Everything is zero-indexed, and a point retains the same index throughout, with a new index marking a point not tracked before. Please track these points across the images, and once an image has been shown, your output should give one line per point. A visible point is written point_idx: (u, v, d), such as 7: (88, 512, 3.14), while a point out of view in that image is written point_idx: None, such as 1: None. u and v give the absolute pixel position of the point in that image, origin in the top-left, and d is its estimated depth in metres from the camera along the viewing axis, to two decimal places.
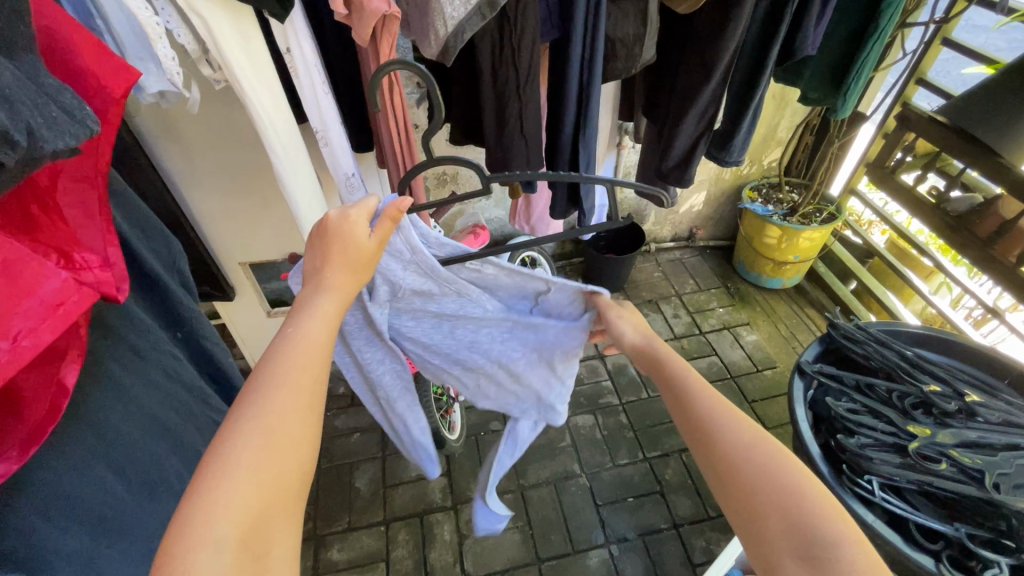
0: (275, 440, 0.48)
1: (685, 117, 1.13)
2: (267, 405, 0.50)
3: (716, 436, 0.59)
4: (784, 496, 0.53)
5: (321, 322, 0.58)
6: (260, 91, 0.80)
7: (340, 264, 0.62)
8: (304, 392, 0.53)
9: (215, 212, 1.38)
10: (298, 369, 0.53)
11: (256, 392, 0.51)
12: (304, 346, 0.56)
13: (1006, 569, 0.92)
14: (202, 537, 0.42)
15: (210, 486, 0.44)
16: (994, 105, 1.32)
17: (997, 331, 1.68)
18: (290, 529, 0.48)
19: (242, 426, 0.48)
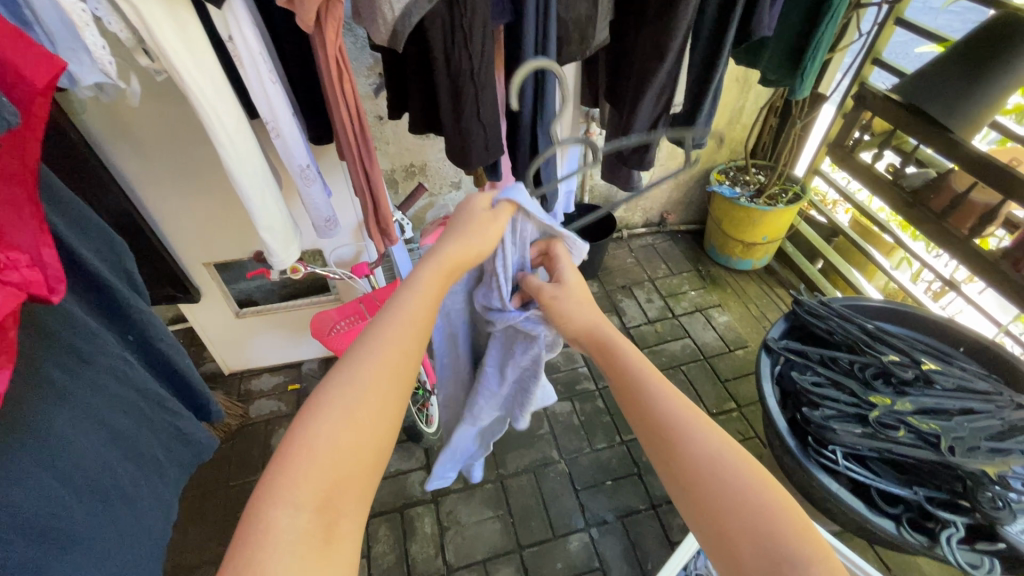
0: (357, 416, 0.52)
1: (644, 99, 1.14)
2: (352, 385, 0.54)
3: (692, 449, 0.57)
4: (757, 514, 0.52)
5: (412, 309, 0.63)
6: (201, 82, 0.77)
7: (438, 261, 0.68)
8: (388, 376, 0.56)
9: (175, 211, 1.34)
10: (384, 352, 0.57)
11: (345, 368, 0.55)
12: (395, 331, 0.60)
13: (962, 528, 0.98)
14: (285, 498, 0.47)
15: (297, 451, 0.49)
16: (946, 81, 1.35)
17: (954, 302, 1.76)
18: (361, 501, 0.51)
19: (330, 401, 0.53)
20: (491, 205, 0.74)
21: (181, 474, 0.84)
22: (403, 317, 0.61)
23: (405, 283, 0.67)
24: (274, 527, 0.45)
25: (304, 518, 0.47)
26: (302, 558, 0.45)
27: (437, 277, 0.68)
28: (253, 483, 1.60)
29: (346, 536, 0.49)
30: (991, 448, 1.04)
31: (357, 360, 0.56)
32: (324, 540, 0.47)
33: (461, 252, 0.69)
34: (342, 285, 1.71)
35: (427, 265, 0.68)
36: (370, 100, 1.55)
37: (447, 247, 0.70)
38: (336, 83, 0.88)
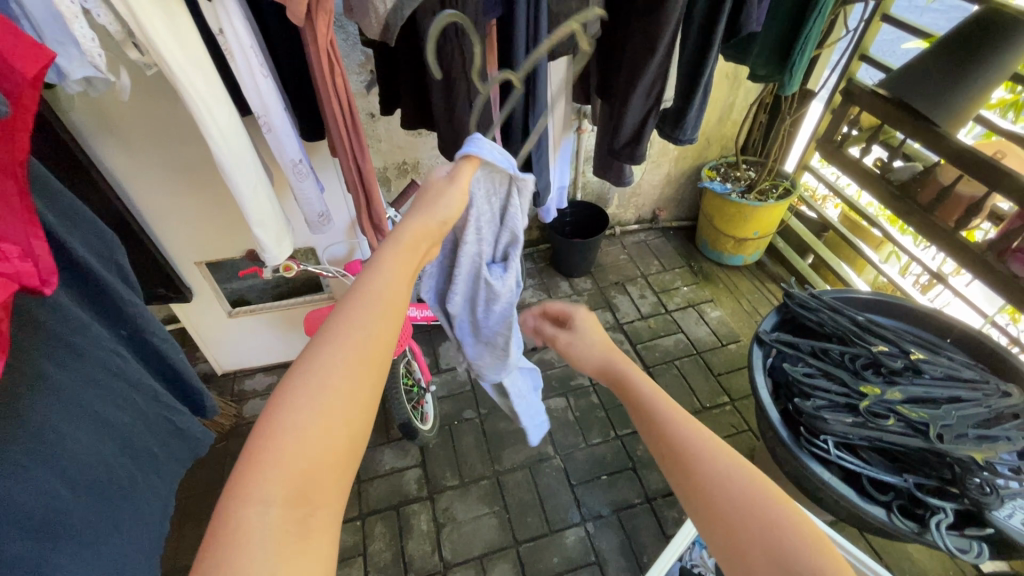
0: (331, 397, 0.47)
1: (635, 93, 1.15)
2: (320, 364, 0.48)
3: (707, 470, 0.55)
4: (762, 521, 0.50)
5: (382, 282, 0.58)
6: (192, 75, 0.77)
7: (400, 235, 0.66)
8: (364, 352, 0.51)
9: (164, 209, 1.33)
10: (359, 328, 0.52)
11: (317, 347, 0.50)
12: (372, 305, 0.54)
13: (951, 513, 0.99)
14: (252, 494, 0.41)
15: (265, 441, 0.44)
16: (932, 76, 1.37)
17: (942, 295, 1.78)
18: (339, 492, 0.46)
19: (302, 383, 0.47)
20: (447, 174, 0.76)
21: (177, 470, 0.84)
22: (374, 291, 0.56)
23: (373, 258, 0.61)
24: (244, 529, 0.40)
25: (274, 513, 0.42)
26: (275, 559, 0.40)
27: (405, 251, 0.64)
28: None
29: (321, 531, 0.43)
30: (977, 435, 1.06)
31: (325, 338, 0.50)
32: (297, 537, 0.42)
33: (430, 224, 0.70)
34: (336, 283, 1.71)
35: (394, 240, 0.65)
36: (362, 97, 1.55)
37: (415, 223, 0.68)
38: (327, 77, 0.88)
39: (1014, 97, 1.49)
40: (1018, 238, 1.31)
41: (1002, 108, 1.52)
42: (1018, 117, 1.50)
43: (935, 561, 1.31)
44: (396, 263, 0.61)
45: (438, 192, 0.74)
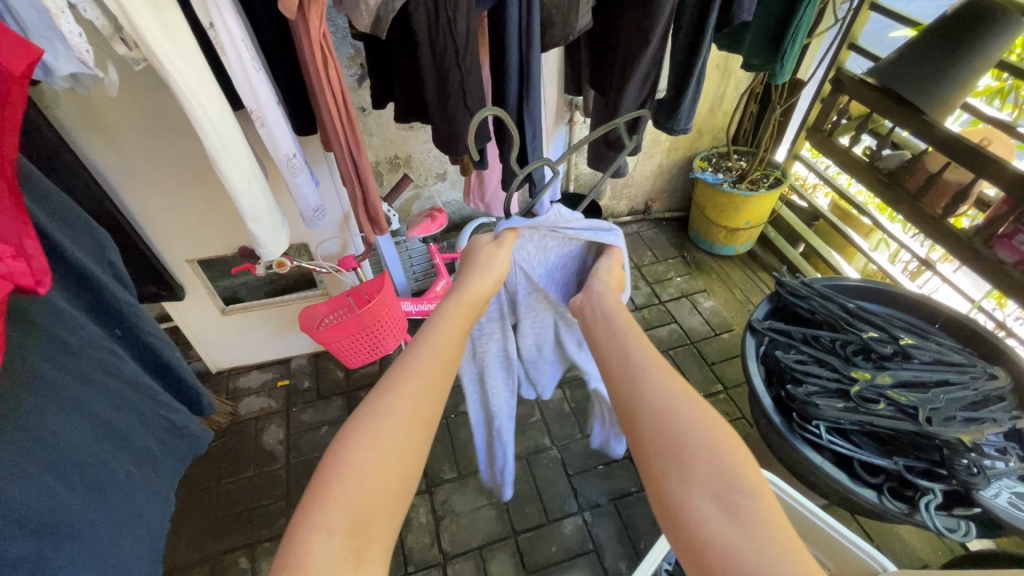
0: (388, 438, 0.54)
1: (629, 84, 1.15)
2: (384, 411, 0.56)
3: (640, 378, 0.62)
4: (693, 432, 0.54)
5: (437, 345, 0.65)
6: (183, 70, 0.76)
7: (460, 298, 0.75)
8: (420, 401, 0.58)
9: (155, 207, 1.32)
10: (419, 380, 0.59)
11: (379, 394, 0.58)
12: (426, 360, 0.63)
13: (940, 494, 1.02)
14: (320, 520, 0.47)
15: (335, 473, 0.50)
16: (920, 64, 1.39)
17: (931, 281, 1.81)
18: (391, 526, 0.51)
19: (369, 423, 0.54)
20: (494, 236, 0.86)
21: (176, 467, 0.84)
22: (427, 349, 0.64)
23: (430, 321, 0.71)
24: (309, 551, 0.45)
25: (337, 542, 0.46)
26: None
27: (457, 317, 0.72)
28: (245, 480, 1.59)
29: (374, 563, 0.48)
30: (965, 417, 1.09)
31: (388, 394, 0.57)
32: (354, 563, 0.46)
33: (486, 285, 0.79)
34: (330, 279, 1.70)
35: (450, 306, 0.74)
36: (352, 91, 1.55)
37: (475, 282, 0.78)
38: (320, 72, 0.88)
39: (1000, 84, 1.51)
40: (1003, 223, 1.33)
41: (988, 96, 1.55)
42: (1004, 104, 1.52)
43: (925, 542, 1.34)
44: (448, 327, 0.69)
45: (490, 255, 0.83)
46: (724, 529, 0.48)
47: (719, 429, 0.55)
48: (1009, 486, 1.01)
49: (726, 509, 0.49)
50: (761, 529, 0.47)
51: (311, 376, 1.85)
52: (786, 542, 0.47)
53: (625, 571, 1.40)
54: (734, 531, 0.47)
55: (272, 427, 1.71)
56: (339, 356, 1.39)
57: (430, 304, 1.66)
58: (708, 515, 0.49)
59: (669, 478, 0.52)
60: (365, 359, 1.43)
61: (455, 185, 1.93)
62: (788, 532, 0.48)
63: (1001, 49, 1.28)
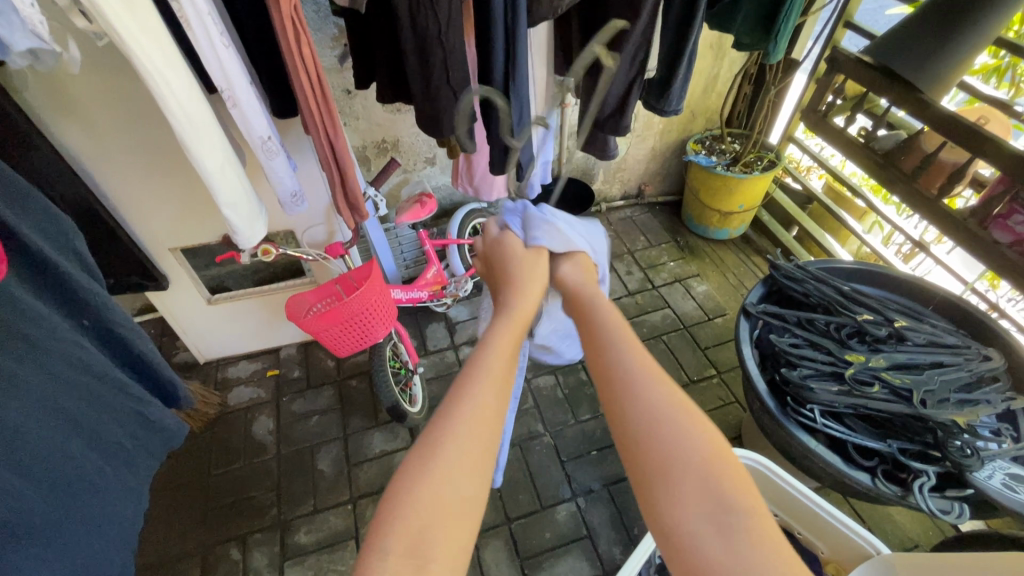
0: (451, 460, 0.50)
1: (618, 62, 1.11)
2: (448, 431, 0.51)
3: (627, 384, 0.56)
4: (685, 451, 0.51)
5: (493, 374, 0.57)
6: (147, 46, 0.71)
7: (510, 315, 0.65)
8: (483, 420, 0.53)
9: (133, 193, 1.28)
10: (485, 398, 0.54)
11: (444, 411, 0.53)
12: (490, 374, 0.56)
13: (934, 476, 1.01)
14: (379, 542, 0.46)
15: (397, 494, 0.48)
16: (916, 41, 1.36)
17: (923, 263, 1.81)
18: (453, 551, 0.47)
19: (434, 442, 0.51)
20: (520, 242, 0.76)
21: (151, 462, 0.81)
22: (489, 363, 0.58)
23: (481, 343, 0.61)
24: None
25: (394, 563, 0.44)
26: None
27: (508, 338, 0.62)
28: (234, 471, 1.57)
29: None
30: (959, 399, 1.09)
31: (445, 444, 0.50)
32: None
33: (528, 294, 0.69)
34: (317, 267, 1.67)
35: (500, 326, 0.63)
36: (335, 72, 1.50)
37: (517, 296, 0.68)
38: (293, 47, 0.83)
39: (997, 62, 1.49)
40: (1000, 203, 1.32)
41: (985, 74, 1.52)
42: (1000, 82, 1.50)
43: (915, 522, 1.35)
44: (500, 351, 0.60)
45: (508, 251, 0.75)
46: (717, 552, 0.47)
47: (708, 440, 0.52)
48: (1002, 468, 1.01)
49: (722, 529, 0.48)
50: (754, 555, 0.46)
51: (301, 366, 1.83)
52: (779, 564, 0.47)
53: (619, 556, 1.40)
54: (726, 555, 0.47)
55: (262, 417, 1.69)
56: (327, 345, 1.34)
57: (421, 291, 1.64)
58: (702, 535, 0.48)
59: (660, 502, 0.50)
60: (354, 348, 1.39)
61: (445, 169, 1.89)
62: (782, 550, 0.47)
63: (997, 25, 1.26)
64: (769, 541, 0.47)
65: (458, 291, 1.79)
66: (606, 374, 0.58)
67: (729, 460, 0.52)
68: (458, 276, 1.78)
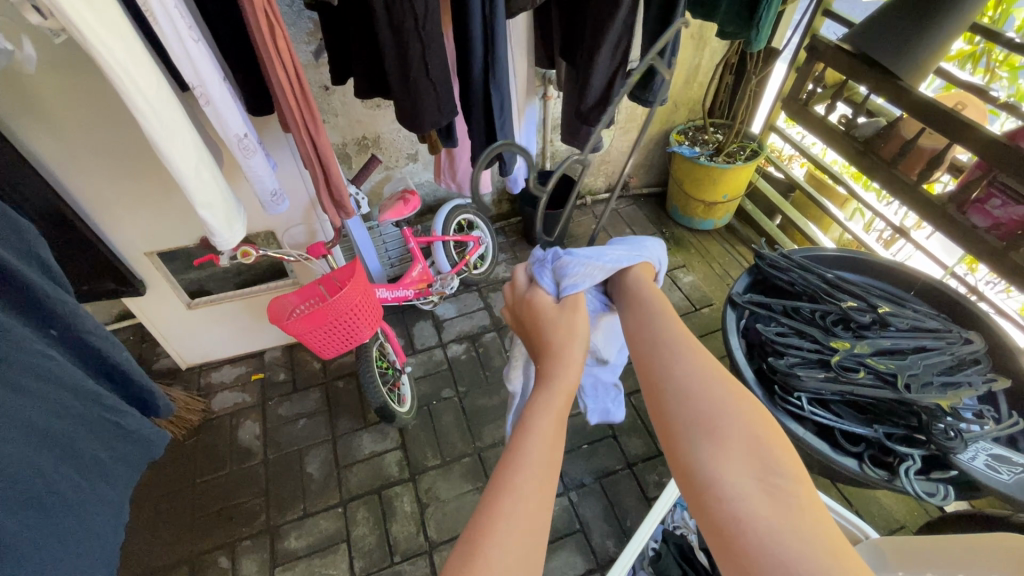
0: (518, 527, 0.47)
1: (599, 53, 1.10)
2: (513, 495, 0.49)
3: (666, 354, 0.58)
4: (727, 414, 0.52)
5: (539, 466, 0.52)
6: (109, 42, 0.68)
7: (557, 380, 0.60)
8: (541, 488, 0.51)
9: (104, 196, 1.23)
10: (542, 463, 0.52)
11: (504, 475, 0.51)
12: (543, 441, 0.54)
13: (919, 460, 1.02)
14: None
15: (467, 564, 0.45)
16: (893, 29, 1.37)
17: (904, 249, 1.83)
18: None
19: (497, 508, 0.48)
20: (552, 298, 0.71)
21: (129, 473, 0.78)
22: (541, 430, 0.55)
23: (524, 422, 0.56)
24: None
25: None
26: None
27: (552, 420, 0.56)
28: (221, 478, 1.54)
29: None
30: (942, 382, 1.11)
31: (489, 546, 0.46)
32: None
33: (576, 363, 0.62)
34: (299, 267, 1.63)
35: (543, 403, 0.58)
36: (312, 68, 1.46)
37: (566, 368, 0.61)
38: (267, 40, 0.80)
39: (972, 48, 1.51)
40: (977, 188, 1.33)
41: (961, 60, 1.54)
42: (975, 68, 1.52)
43: (901, 505, 1.37)
44: (545, 434, 0.55)
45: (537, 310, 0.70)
46: (761, 509, 0.47)
47: (749, 405, 0.53)
48: (985, 449, 1.01)
49: (765, 486, 0.48)
50: (798, 510, 0.47)
51: (286, 369, 1.79)
52: (821, 523, 0.47)
53: (613, 549, 1.40)
54: (772, 512, 0.46)
55: (247, 422, 1.66)
56: (312, 347, 1.31)
57: (406, 289, 1.62)
58: (744, 491, 0.48)
59: (700, 457, 0.50)
60: (340, 349, 1.37)
61: (428, 166, 1.87)
62: (821, 512, 0.48)
63: (973, 11, 1.26)
64: (808, 500, 0.48)
65: (444, 289, 1.77)
66: (648, 347, 0.60)
67: (771, 428, 0.53)
68: (444, 273, 1.76)
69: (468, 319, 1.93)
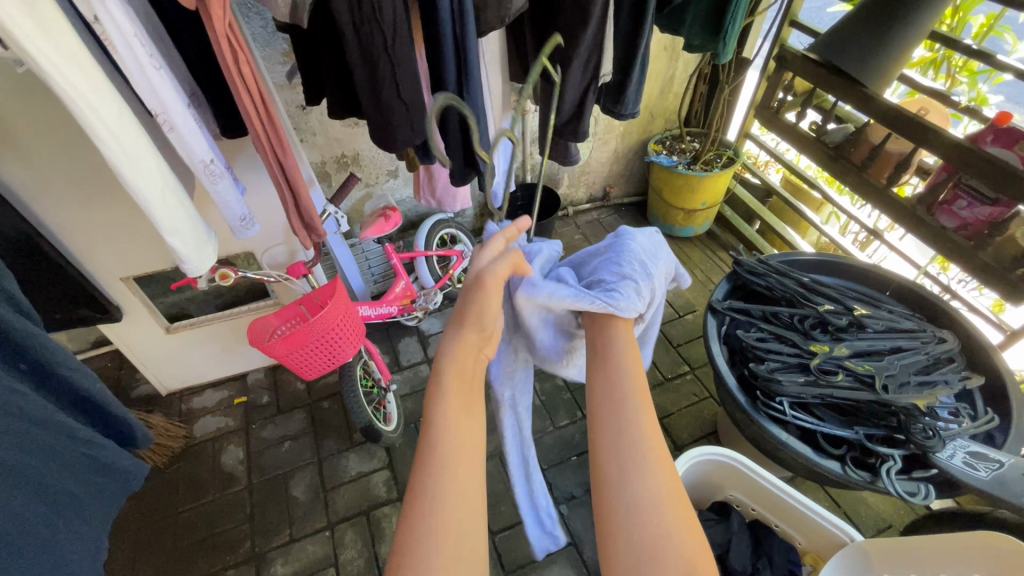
0: (450, 512, 0.52)
1: (571, 69, 1.12)
2: (435, 489, 0.53)
3: (626, 456, 0.59)
4: (669, 538, 0.54)
5: (449, 463, 0.55)
6: (68, 73, 0.68)
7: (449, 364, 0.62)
8: (459, 467, 0.56)
9: (75, 221, 1.21)
10: (455, 446, 0.57)
11: (426, 473, 0.55)
12: (449, 422, 0.58)
13: (899, 460, 1.04)
14: None
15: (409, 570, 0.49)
16: (855, 38, 1.41)
17: (879, 250, 1.87)
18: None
19: (425, 506, 0.52)
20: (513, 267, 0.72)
21: (106, 508, 0.76)
22: (446, 412, 0.59)
23: (428, 412, 0.60)
24: None
25: None
26: None
27: (451, 406, 0.59)
28: (204, 505, 1.50)
29: None
30: (918, 381, 1.13)
31: (416, 557, 0.50)
32: None
33: (466, 344, 0.64)
34: (280, 288, 1.62)
35: (437, 389, 0.61)
36: (287, 88, 1.46)
37: (456, 351, 0.64)
38: (231, 65, 0.80)
39: (932, 55, 1.56)
40: (944, 190, 1.36)
41: (923, 67, 1.59)
42: (937, 74, 1.58)
43: (887, 504, 1.39)
44: (449, 426, 0.58)
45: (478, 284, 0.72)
46: None
47: (690, 531, 0.56)
48: (963, 446, 1.03)
49: None
50: None
51: (269, 391, 1.77)
52: None
53: None
54: None
55: (231, 447, 1.63)
56: (294, 369, 1.30)
57: (389, 306, 1.61)
58: None
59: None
60: (323, 370, 1.35)
61: (408, 182, 1.87)
62: None
63: (930, 21, 1.31)
64: None
65: (428, 304, 1.75)
66: (612, 436, 0.61)
67: (707, 560, 0.55)
68: (427, 288, 1.75)
69: None
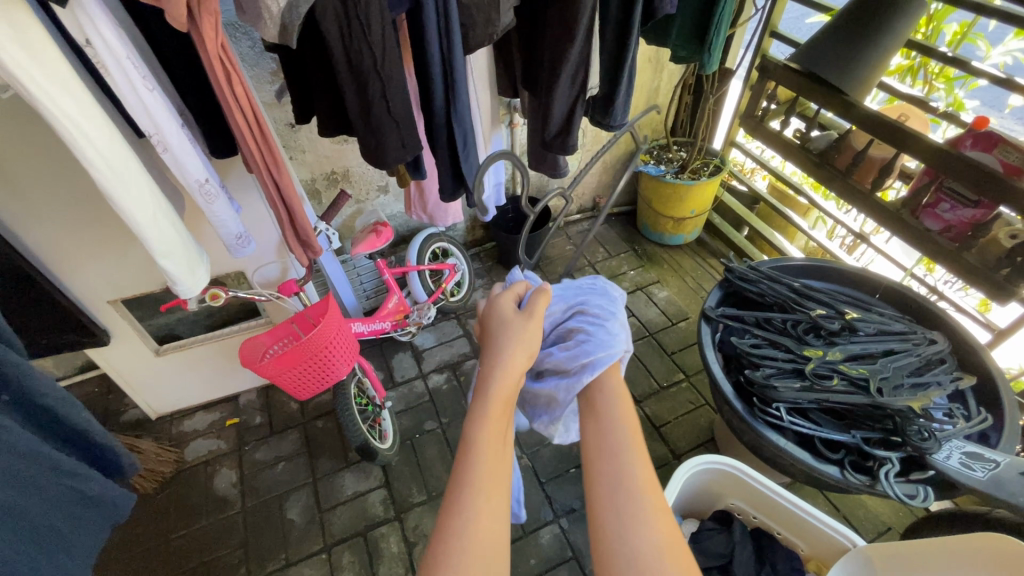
0: (478, 543, 0.50)
1: (558, 83, 1.13)
2: (463, 515, 0.51)
3: (627, 520, 0.56)
4: None
5: (482, 488, 0.53)
6: (58, 96, 0.67)
7: (489, 392, 0.59)
8: (490, 495, 0.53)
9: (62, 245, 1.19)
10: (486, 472, 0.54)
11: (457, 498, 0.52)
12: (486, 446, 0.56)
13: (897, 462, 1.05)
14: None
15: None
16: (833, 49, 1.45)
17: (866, 253, 1.90)
18: None
19: (454, 533, 0.50)
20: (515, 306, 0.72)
21: (91, 542, 0.74)
22: (484, 437, 0.56)
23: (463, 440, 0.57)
24: None
25: None
26: None
27: (491, 427, 0.57)
28: (195, 532, 1.47)
29: None
30: (912, 383, 1.14)
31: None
32: None
33: (518, 365, 0.62)
34: (272, 307, 1.60)
35: (478, 412, 0.58)
36: (276, 107, 1.46)
37: (504, 373, 0.61)
38: (224, 86, 0.80)
39: (910, 63, 1.60)
40: (927, 194, 1.39)
41: (901, 74, 1.63)
42: (914, 81, 1.62)
43: (886, 507, 1.39)
44: (488, 449, 0.56)
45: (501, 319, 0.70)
46: None
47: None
48: (958, 447, 1.03)
49: None
50: None
51: (262, 412, 1.74)
52: None
53: None
54: None
55: (223, 470, 1.59)
56: (288, 389, 1.28)
57: (383, 322, 1.60)
58: None
59: None
60: (317, 389, 1.33)
61: (398, 197, 1.87)
62: None
63: (904, 31, 1.35)
64: None
65: (421, 319, 1.75)
66: (609, 480, 0.58)
67: None
68: (420, 303, 1.74)
69: (447, 348, 1.91)
